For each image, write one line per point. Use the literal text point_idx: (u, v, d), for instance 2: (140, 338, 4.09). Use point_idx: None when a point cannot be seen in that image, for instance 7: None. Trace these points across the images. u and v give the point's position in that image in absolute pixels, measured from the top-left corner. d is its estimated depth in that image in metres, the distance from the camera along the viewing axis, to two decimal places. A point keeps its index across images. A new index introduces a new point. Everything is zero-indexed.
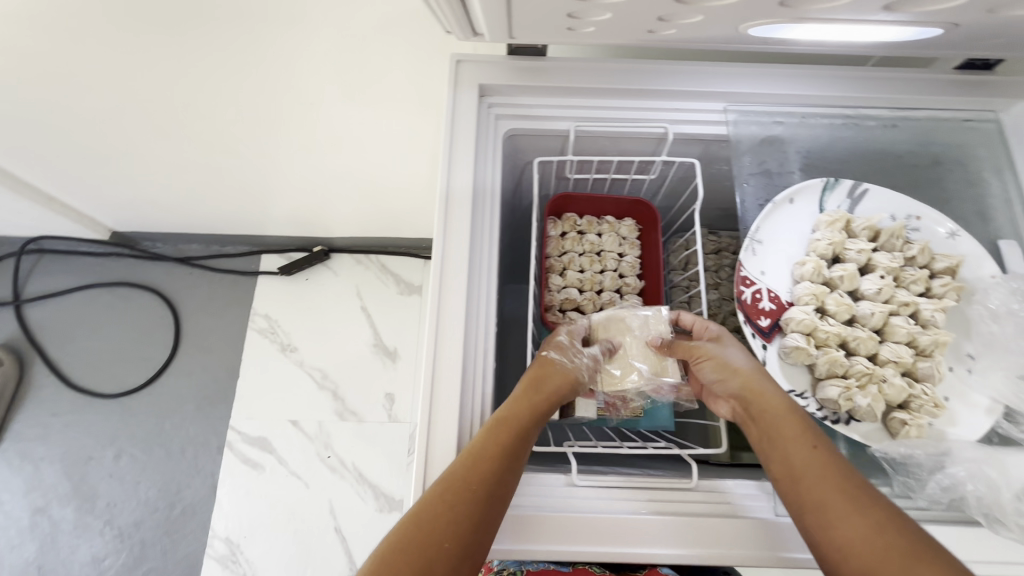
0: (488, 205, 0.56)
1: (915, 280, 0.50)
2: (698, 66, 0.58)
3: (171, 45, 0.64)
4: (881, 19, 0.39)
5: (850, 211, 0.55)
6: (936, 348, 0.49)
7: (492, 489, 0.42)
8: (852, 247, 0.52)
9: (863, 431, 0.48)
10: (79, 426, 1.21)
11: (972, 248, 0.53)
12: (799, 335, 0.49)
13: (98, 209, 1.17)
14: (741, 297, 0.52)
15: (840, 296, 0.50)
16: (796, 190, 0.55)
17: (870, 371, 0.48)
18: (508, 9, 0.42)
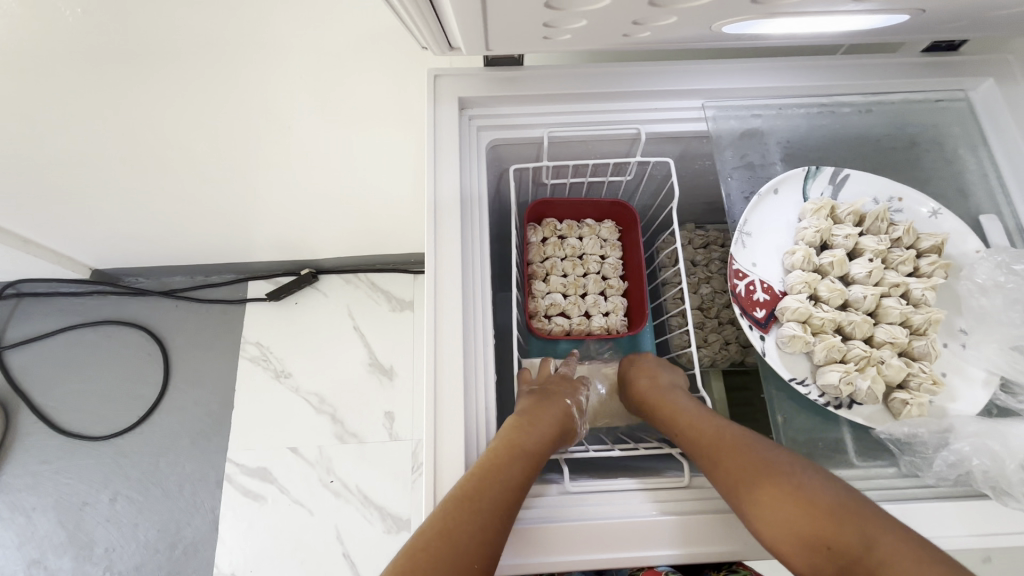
0: (476, 214, 0.57)
1: (903, 261, 0.51)
2: (673, 66, 0.59)
3: (143, 77, 0.63)
4: (850, 9, 0.40)
5: (833, 197, 0.56)
6: (930, 326, 0.49)
7: (495, 502, 0.42)
8: (839, 232, 0.53)
9: (864, 413, 0.49)
10: (72, 472, 1.18)
11: (955, 225, 0.54)
12: (794, 324, 0.50)
13: (76, 248, 1.14)
14: (736, 289, 0.52)
15: (832, 281, 0.51)
16: (779, 180, 0.55)
17: (868, 354, 0.48)
18: (483, 22, 0.42)
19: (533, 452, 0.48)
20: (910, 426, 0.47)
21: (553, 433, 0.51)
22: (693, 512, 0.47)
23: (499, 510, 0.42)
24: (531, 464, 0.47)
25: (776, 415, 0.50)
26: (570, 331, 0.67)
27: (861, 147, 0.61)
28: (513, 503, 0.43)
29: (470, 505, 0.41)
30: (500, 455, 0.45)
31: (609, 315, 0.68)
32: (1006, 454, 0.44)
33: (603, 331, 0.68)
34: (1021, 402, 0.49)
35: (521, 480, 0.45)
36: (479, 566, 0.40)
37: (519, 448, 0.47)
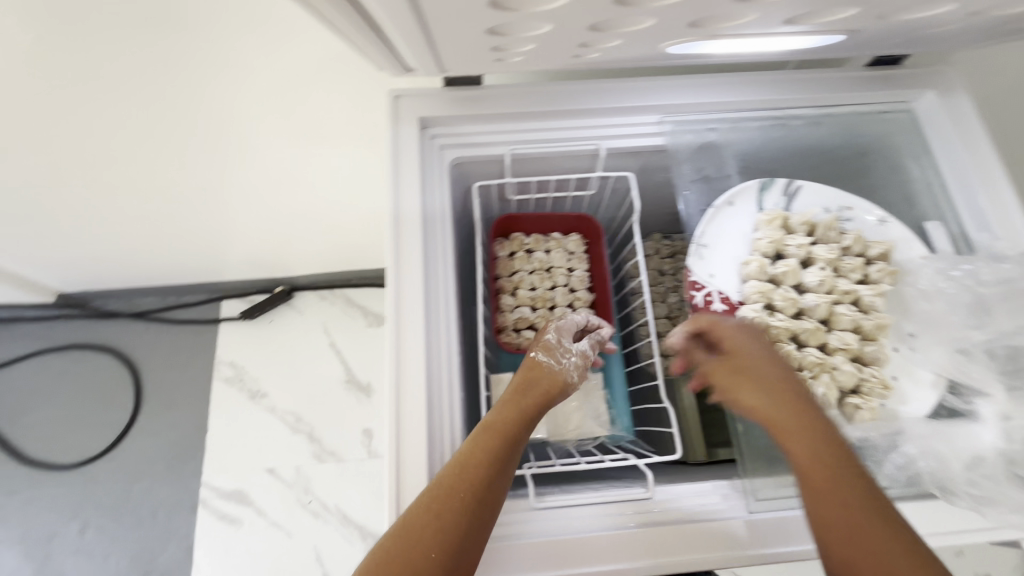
0: (439, 229, 0.57)
1: (853, 268, 0.53)
2: (630, 83, 0.60)
3: (100, 102, 0.62)
4: (786, 31, 0.40)
5: (786, 208, 0.58)
6: (879, 331, 0.51)
7: (467, 496, 0.42)
8: (792, 242, 0.54)
9: (821, 419, 0.49)
10: (40, 502, 1.15)
11: (901, 232, 0.56)
12: (750, 333, 0.51)
13: (40, 272, 1.12)
14: (693, 301, 0.54)
15: (786, 290, 0.52)
16: (733, 193, 0.57)
17: (821, 361, 0.49)
18: (432, 47, 0.42)
19: (512, 437, 0.47)
20: (863, 430, 0.48)
21: (532, 408, 0.49)
22: (657, 522, 0.48)
23: (467, 503, 0.42)
24: (508, 450, 0.46)
25: (734, 422, 0.52)
26: None
27: (813, 157, 0.63)
28: (483, 498, 0.43)
29: (439, 500, 0.42)
30: (472, 448, 0.45)
31: None
32: (952, 455, 0.46)
33: None
34: (968, 403, 0.49)
35: (495, 473, 0.44)
36: (435, 554, 0.39)
37: (500, 437, 0.46)
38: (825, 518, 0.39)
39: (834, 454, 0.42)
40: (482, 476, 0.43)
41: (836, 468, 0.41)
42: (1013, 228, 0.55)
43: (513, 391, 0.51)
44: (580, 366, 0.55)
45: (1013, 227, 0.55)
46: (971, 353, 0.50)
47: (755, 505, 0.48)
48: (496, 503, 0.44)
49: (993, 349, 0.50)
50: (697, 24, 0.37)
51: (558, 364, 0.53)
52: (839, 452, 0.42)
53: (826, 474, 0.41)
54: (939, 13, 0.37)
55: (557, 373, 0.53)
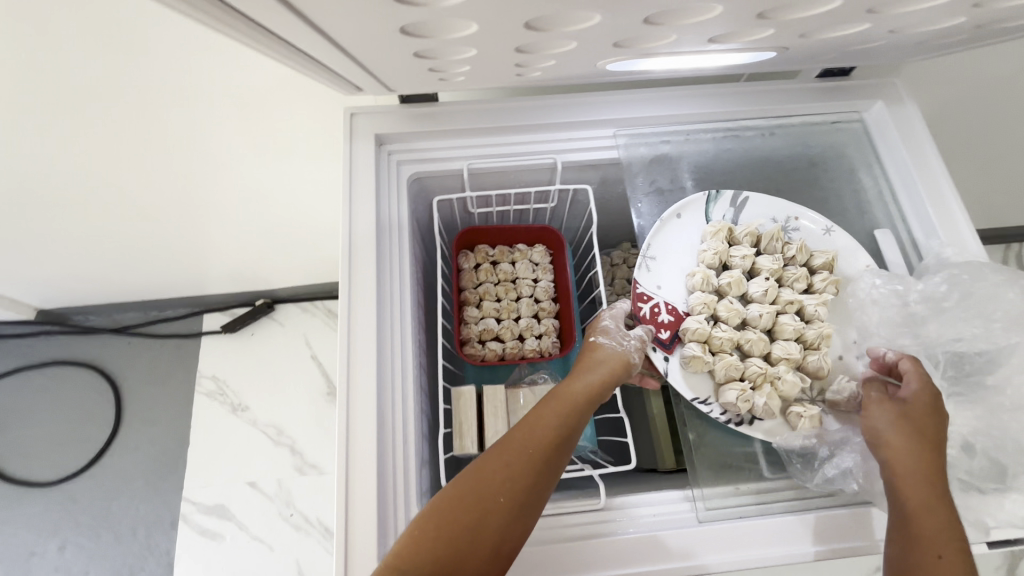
0: (395, 243, 0.58)
1: (797, 279, 0.54)
2: (585, 98, 0.62)
3: (60, 124, 0.63)
4: (716, 49, 0.41)
5: (734, 219, 0.59)
6: (822, 340, 0.53)
7: (535, 453, 0.44)
8: (737, 254, 0.56)
9: (766, 429, 0.51)
10: (20, 521, 1.14)
11: (845, 242, 0.57)
12: (695, 345, 0.52)
13: (17, 290, 1.12)
14: (640, 311, 0.55)
15: (730, 301, 0.54)
16: (681, 205, 0.58)
17: (763, 372, 0.51)
18: (371, 71, 0.43)
19: (579, 407, 0.48)
20: (805, 437, 0.50)
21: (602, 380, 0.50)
22: (620, 535, 0.47)
23: (534, 458, 0.44)
24: (574, 418, 0.48)
25: (687, 432, 0.53)
26: (504, 355, 0.68)
27: (766, 167, 0.64)
28: (550, 458, 0.45)
29: (509, 453, 0.44)
30: (546, 415, 0.47)
31: (543, 337, 0.69)
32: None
33: (536, 353, 0.68)
34: None
35: (562, 437, 0.46)
36: (505, 499, 0.42)
37: (568, 404, 0.48)
38: (916, 554, 0.40)
39: (940, 503, 0.42)
40: (549, 441, 0.45)
41: (941, 517, 0.41)
42: (961, 236, 0.55)
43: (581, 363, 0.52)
44: (641, 346, 0.53)
45: (960, 236, 0.55)
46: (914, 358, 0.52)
47: (704, 514, 0.49)
48: (561, 467, 0.46)
49: (935, 354, 0.51)
50: (621, 44, 0.38)
51: (619, 343, 0.52)
52: (942, 502, 0.42)
53: (927, 520, 0.41)
54: (858, 31, 0.38)
55: (620, 352, 0.52)
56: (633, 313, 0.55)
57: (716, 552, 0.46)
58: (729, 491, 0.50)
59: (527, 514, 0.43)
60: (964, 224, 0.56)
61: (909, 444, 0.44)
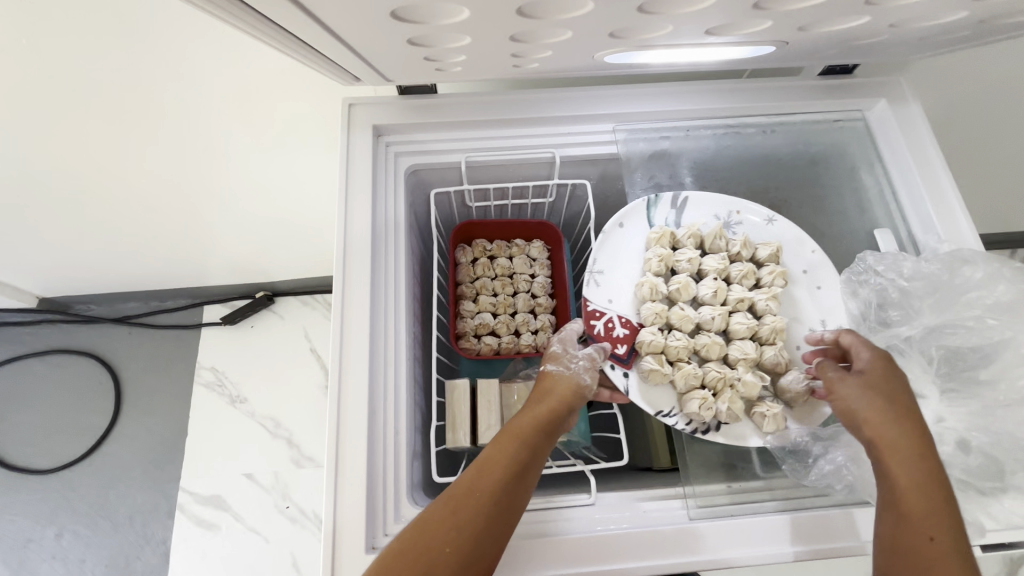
0: (391, 238, 0.57)
1: (743, 275, 0.56)
2: (585, 92, 0.61)
3: (59, 111, 0.63)
4: (714, 42, 0.41)
5: (677, 220, 0.60)
6: (777, 335, 0.54)
7: (484, 496, 0.42)
8: (681, 258, 0.57)
9: (731, 432, 0.52)
10: (18, 507, 1.15)
11: (786, 229, 0.59)
12: (651, 358, 0.53)
13: (19, 277, 1.12)
14: (593, 329, 0.56)
15: (681, 308, 0.54)
16: (622, 214, 0.59)
17: (722, 375, 0.52)
18: (366, 60, 0.43)
19: (530, 446, 0.46)
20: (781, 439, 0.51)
21: (552, 414, 0.49)
22: (596, 532, 0.47)
23: (483, 502, 0.42)
24: (525, 455, 0.46)
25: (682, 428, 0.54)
26: (499, 349, 0.68)
27: (768, 167, 0.64)
28: (500, 500, 0.43)
29: (457, 499, 0.42)
30: (493, 455, 0.45)
31: (539, 333, 0.69)
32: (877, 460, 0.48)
33: (532, 349, 0.69)
34: None
35: (513, 477, 0.44)
36: (452, 550, 0.40)
37: (518, 442, 0.46)
38: (906, 537, 0.38)
39: (927, 476, 0.40)
40: (499, 482, 0.43)
41: (928, 490, 0.40)
42: (959, 233, 0.55)
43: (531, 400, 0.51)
44: (590, 368, 0.53)
45: (957, 230, 0.55)
46: (907, 354, 0.50)
47: (697, 513, 0.48)
48: (514, 508, 0.43)
49: (928, 353, 0.50)
50: (617, 35, 0.37)
51: (568, 367, 0.53)
52: (929, 478, 0.40)
53: (914, 495, 0.40)
54: (859, 25, 0.38)
55: (569, 376, 0.52)
56: (585, 331, 0.56)
57: (708, 550, 0.45)
58: (724, 488, 0.50)
59: (480, 557, 0.40)
60: (963, 219, 0.55)
61: (883, 418, 0.44)
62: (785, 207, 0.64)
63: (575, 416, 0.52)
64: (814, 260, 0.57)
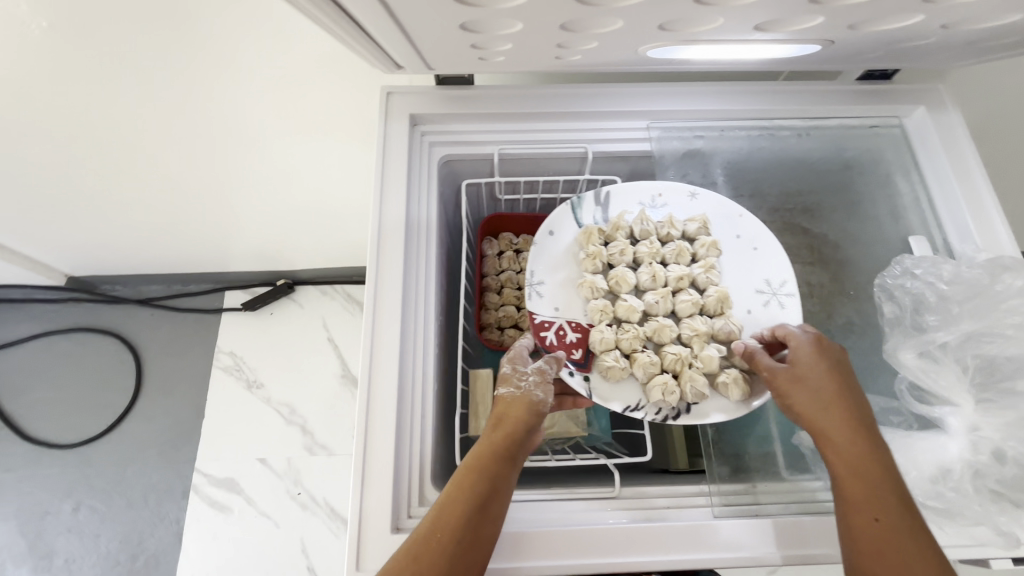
0: (422, 235, 0.58)
1: (677, 254, 0.57)
2: (621, 89, 0.61)
3: (102, 91, 0.65)
4: (760, 38, 0.41)
5: (605, 216, 0.60)
6: (723, 305, 0.55)
7: (448, 531, 0.41)
8: (614, 252, 0.57)
9: (702, 411, 0.51)
10: (37, 479, 1.17)
11: (710, 199, 0.60)
12: (606, 355, 0.53)
13: (50, 254, 1.15)
14: (545, 340, 0.55)
15: (624, 300, 0.55)
16: (552, 222, 0.59)
17: (679, 356, 0.52)
18: (415, 46, 0.43)
19: (491, 474, 0.44)
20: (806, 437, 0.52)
21: (513, 439, 0.46)
22: (609, 524, 0.48)
23: (445, 540, 0.40)
24: (486, 484, 0.43)
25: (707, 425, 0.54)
26: None
27: (801, 170, 0.63)
28: (462, 532, 0.41)
29: (420, 545, 0.40)
30: (452, 491, 0.43)
31: None
32: (909, 464, 0.46)
33: None
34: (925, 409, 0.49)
35: (475, 510, 0.42)
36: None
37: (478, 474, 0.44)
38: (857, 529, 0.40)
39: (867, 458, 0.42)
40: (460, 517, 0.41)
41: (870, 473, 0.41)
42: (999, 242, 0.54)
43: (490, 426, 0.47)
44: (541, 383, 0.50)
45: (996, 240, 0.54)
46: (941, 360, 0.49)
47: (720, 509, 0.48)
48: (482, 538, 0.42)
49: (964, 361, 0.49)
50: (666, 27, 0.38)
51: (517, 387, 0.50)
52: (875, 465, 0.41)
53: (856, 481, 0.41)
54: (910, 25, 0.38)
55: (520, 396, 0.49)
56: (536, 343, 0.55)
57: (729, 548, 0.45)
58: (749, 488, 0.50)
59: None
60: (1001, 229, 0.55)
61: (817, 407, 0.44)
62: (818, 210, 0.62)
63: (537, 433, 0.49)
64: (744, 222, 0.58)
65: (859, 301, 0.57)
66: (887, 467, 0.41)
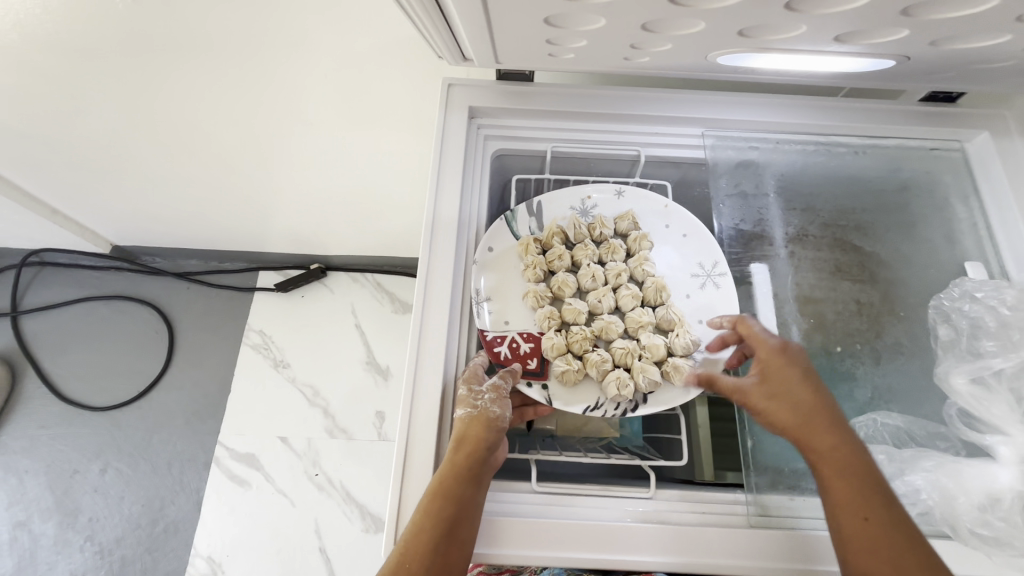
0: (467, 235, 0.59)
1: (610, 252, 0.61)
2: (680, 94, 0.61)
3: (173, 64, 0.67)
4: (836, 50, 0.41)
5: (538, 226, 0.62)
6: (661, 292, 0.59)
7: (418, 558, 0.42)
8: (551, 258, 0.60)
9: (656, 401, 0.55)
10: (68, 439, 1.21)
11: (634, 195, 0.63)
12: (559, 359, 0.55)
13: (100, 222, 1.19)
14: (500, 355, 0.55)
15: (569, 303, 0.58)
16: (490, 237, 0.59)
17: (627, 349, 0.56)
18: (492, 38, 0.44)
19: (456, 497, 0.44)
20: None
21: (473, 461, 0.46)
22: (628, 522, 0.48)
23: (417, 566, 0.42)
24: (451, 507, 0.44)
25: (746, 438, 0.52)
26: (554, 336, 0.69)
27: (855, 187, 0.62)
28: (432, 556, 0.42)
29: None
30: (418, 520, 0.44)
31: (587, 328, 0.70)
32: (958, 490, 0.46)
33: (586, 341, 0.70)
34: (975, 433, 0.49)
35: (443, 534, 0.43)
36: None
37: (442, 500, 0.44)
38: (849, 533, 0.42)
39: (844, 462, 0.44)
40: (428, 542, 0.43)
41: (855, 479, 0.43)
42: None
43: (451, 448, 0.47)
44: (498, 399, 0.51)
45: None
46: (995, 390, 0.49)
47: (756, 519, 0.48)
48: (453, 555, 0.43)
49: (1017, 391, 0.49)
50: (746, 33, 0.38)
51: (473, 407, 0.49)
52: (852, 469, 0.43)
53: (843, 486, 0.43)
54: (994, 44, 0.38)
55: (477, 416, 0.49)
56: (491, 360, 0.55)
57: (754, 559, 0.45)
58: (784, 501, 0.49)
59: None
60: None
61: (792, 412, 0.46)
62: (872, 228, 0.61)
63: (497, 450, 0.49)
64: (670, 213, 0.62)
65: (910, 323, 0.56)
66: (862, 467, 0.44)
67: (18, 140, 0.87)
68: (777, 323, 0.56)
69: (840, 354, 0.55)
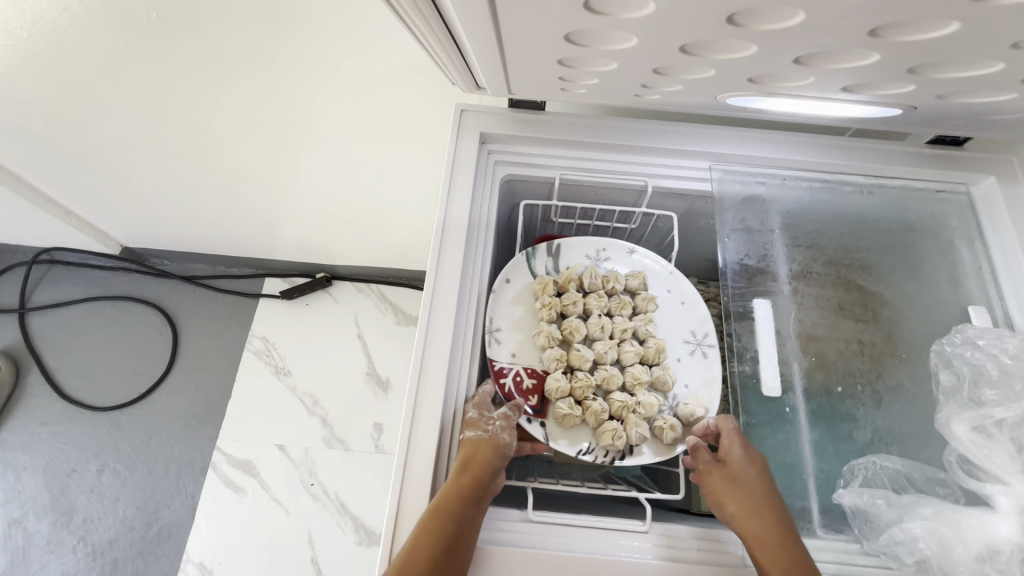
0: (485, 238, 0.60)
1: (620, 307, 0.62)
2: (690, 127, 0.62)
3: (191, 77, 0.69)
4: (844, 98, 0.41)
5: (553, 268, 0.64)
6: (660, 353, 0.60)
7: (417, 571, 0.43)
8: (565, 302, 0.61)
9: (641, 454, 0.57)
10: (68, 437, 1.21)
11: (648, 260, 0.66)
12: (562, 402, 0.57)
13: (111, 224, 1.21)
14: (504, 387, 0.58)
15: (577, 348, 0.59)
16: (508, 271, 0.62)
17: (624, 403, 0.57)
18: (505, 71, 0.45)
19: (459, 515, 0.45)
20: (855, 499, 0.50)
21: (479, 482, 0.48)
22: (622, 556, 0.48)
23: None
24: (452, 524, 0.45)
25: None
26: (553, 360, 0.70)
27: (861, 227, 0.62)
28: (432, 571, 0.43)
29: None
30: (421, 533, 0.44)
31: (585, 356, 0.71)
32: (957, 539, 0.45)
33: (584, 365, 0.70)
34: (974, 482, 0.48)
35: (443, 551, 0.43)
36: None
37: (445, 515, 0.45)
38: None
39: (792, 558, 0.45)
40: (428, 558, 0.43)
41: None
42: None
43: (457, 465, 0.48)
44: (507, 426, 0.54)
45: None
46: (995, 437, 0.49)
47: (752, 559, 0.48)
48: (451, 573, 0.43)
49: (1018, 440, 0.48)
50: (755, 80, 0.39)
51: (484, 431, 0.52)
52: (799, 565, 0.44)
53: None
54: (1001, 99, 0.38)
55: (486, 439, 0.51)
56: (496, 389, 0.58)
57: None
58: None
59: None
60: None
61: (744, 506, 0.48)
62: (876, 268, 0.61)
63: (499, 477, 0.51)
64: (674, 279, 0.66)
65: (911, 365, 0.56)
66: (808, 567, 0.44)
67: (37, 143, 0.89)
68: (779, 361, 0.57)
69: (841, 394, 0.55)
